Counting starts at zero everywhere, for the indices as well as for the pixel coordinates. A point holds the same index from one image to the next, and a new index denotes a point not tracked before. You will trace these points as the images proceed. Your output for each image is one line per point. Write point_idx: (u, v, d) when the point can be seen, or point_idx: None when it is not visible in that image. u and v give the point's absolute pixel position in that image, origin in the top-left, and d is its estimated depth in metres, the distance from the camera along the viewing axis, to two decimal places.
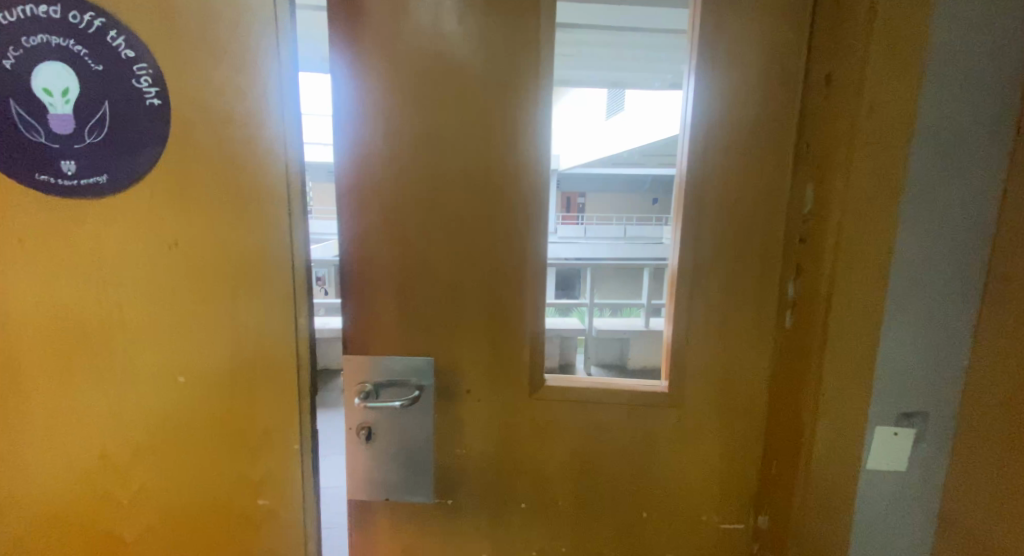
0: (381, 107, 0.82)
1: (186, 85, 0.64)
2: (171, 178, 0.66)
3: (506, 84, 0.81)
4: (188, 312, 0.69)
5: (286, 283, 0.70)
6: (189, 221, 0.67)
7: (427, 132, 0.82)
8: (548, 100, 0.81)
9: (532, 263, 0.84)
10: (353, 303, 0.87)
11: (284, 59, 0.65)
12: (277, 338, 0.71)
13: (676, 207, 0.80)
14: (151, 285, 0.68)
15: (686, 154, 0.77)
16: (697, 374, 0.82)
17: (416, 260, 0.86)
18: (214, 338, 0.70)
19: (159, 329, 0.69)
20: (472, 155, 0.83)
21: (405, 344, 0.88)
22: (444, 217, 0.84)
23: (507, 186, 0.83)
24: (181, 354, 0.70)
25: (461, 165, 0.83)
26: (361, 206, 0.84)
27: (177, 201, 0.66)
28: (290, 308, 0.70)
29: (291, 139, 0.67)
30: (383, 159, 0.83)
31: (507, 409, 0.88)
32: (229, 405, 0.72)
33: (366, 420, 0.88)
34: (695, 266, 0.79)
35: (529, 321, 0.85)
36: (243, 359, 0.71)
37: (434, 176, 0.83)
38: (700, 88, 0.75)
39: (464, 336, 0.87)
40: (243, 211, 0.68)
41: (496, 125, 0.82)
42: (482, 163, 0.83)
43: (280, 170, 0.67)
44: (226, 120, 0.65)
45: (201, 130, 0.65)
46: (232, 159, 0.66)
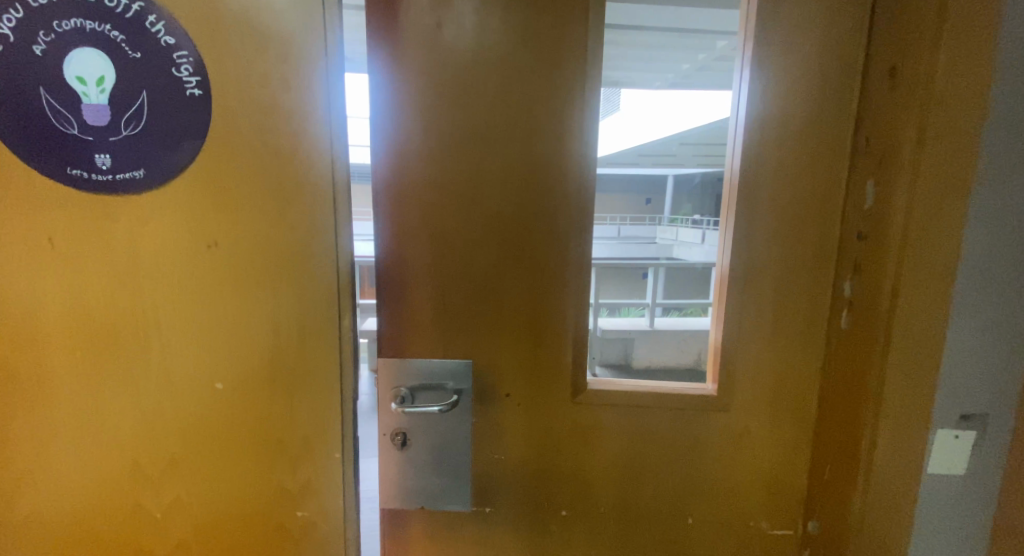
0: (421, 101, 0.79)
1: (229, 75, 0.61)
2: (212, 174, 0.62)
3: (552, 78, 0.78)
4: (227, 314, 0.66)
5: (331, 285, 0.67)
6: (230, 220, 0.64)
7: (469, 128, 0.79)
8: (594, 94, 0.79)
9: (577, 263, 0.82)
10: (389, 303, 0.84)
11: (332, 50, 0.62)
12: (320, 343, 0.68)
13: (725, 206, 0.78)
14: (188, 286, 0.64)
15: (738, 151, 0.75)
16: (745, 376, 0.81)
17: (456, 260, 0.83)
18: (254, 342, 0.67)
19: (197, 333, 0.65)
20: (515, 151, 0.80)
21: (443, 347, 0.85)
22: (485, 216, 0.81)
23: (551, 184, 0.80)
24: (220, 359, 0.66)
25: (503, 161, 0.80)
26: (398, 203, 0.81)
27: (219, 199, 0.63)
28: (334, 310, 0.67)
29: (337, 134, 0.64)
30: (423, 154, 0.80)
31: (549, 415, 0.85)
32: (269, 412, 0.68)
33: (400, 426, 0.85)
34: (745, 265, 0.77)
35: (572, 323, 0.83)
36: (284, 363, 0.68)
37: (475, 174, 0.80)
38: (755, 83, 0.73)
39: (505, 339, 0.84)
40: (287, 209, 0.64)
41: (540, 121, 0.79)
42: (526, 160, 0.80)
43: (327, 166, 0.64)
44: (272, 112, 0.62)
45: (243, 122, 0.62)
46: (277, 154, 0.63)
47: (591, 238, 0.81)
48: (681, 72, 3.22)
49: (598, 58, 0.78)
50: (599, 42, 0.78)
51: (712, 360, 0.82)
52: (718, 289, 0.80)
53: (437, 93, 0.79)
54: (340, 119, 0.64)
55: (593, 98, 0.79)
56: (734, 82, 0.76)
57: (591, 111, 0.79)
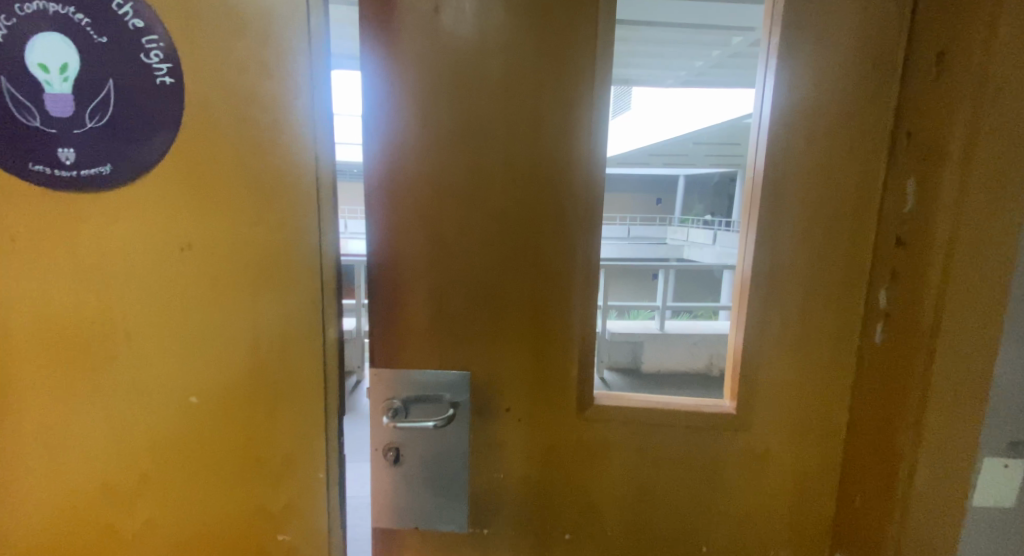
0: (417, 92, 0.73)
1: (204, 62, 0.56)
2: (184, 171, 0.57)
3: (559, 68, 0.72)
4: (203, 322, 0.61)
5: (315, 291, 0.61)
6: (204, 221, 0.59)
7: (468, 122, 0.74)
8: (605, 85, 0.73)
9: (585, 269, 0.76)
10: (383, 308, 0.79)
11: (317, 34, 0.57)
12: (304, 354, 0.63)
13: (747, 208, 0.72)
14: (161, 292, 0.59)
15: (763, 147, 0.68)
16: (767, 393, 0.74)
17: (454, 263, 0.77)
18: (232, 353, 0.62)
19: (170, 342, 0.60)
20: (518, 147, 0.74)
21: (440, 357, 0.80)
22: (486, 217, 0.75)
23: (557, 183, 0.74)
24: (196, 371, 0.61)
25: (505, 158, 0.74)
26: (393, 202, 0.76)
27: (192, 197, 0.58)
28: (318, 318, 0.62)
29: (323, 127, 0.58)
30: (419, 150, 0.74)
31: (552, 431, 0.80)
32: (248, 429, 0.63)
33: (393, 440, 0.80)
34: (769, 272, 0.71)
35: (579, 333, 0.77)
36: (266, 377, 0.63)
37: (476, 172, 0.75)
38: (783, 72, 0.66)
39: (507, 349, 0.78)
40: (268, 209, 0.59)
41: (546, 114, 0.73)
42: (530, 156, 0.74)
43: (311, 162, 0.59)
44: (251, 103, 0.57)
45: (220, 113, 0.57)
46: (256, 148, 0.58)
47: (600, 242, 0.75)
48: (695, 68, 3.15)
49: (609, 47, 0.72)
50: (611, 28, 0.72)
51: (731, 374, 0.76)
52: (738, 298, 0.74)
53: (435, 84, 0.73)
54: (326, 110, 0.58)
55: (604, 90, 0.73)
56: (759, 71, 0.69)
57: (601, 104, 0.72)
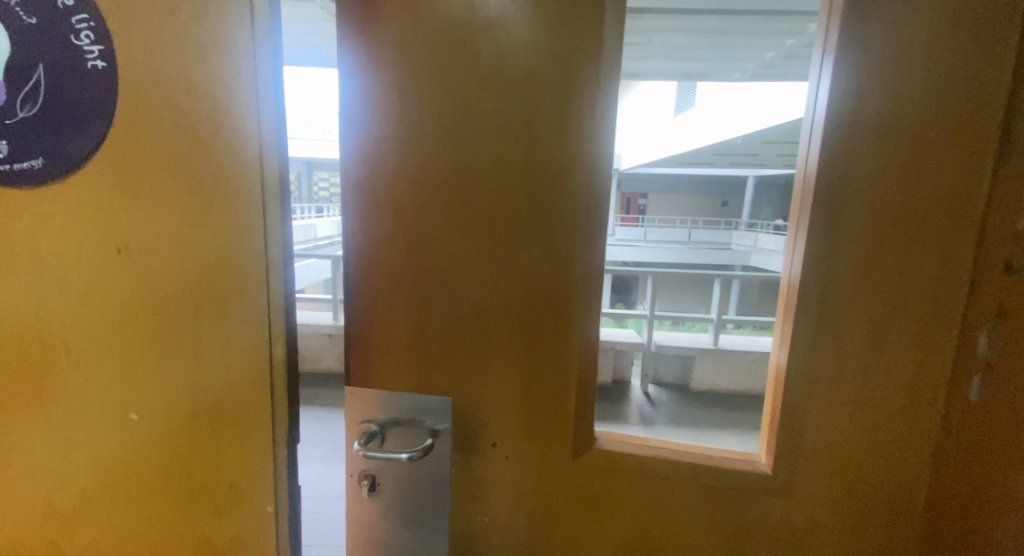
0: (395, 78, 0.64)
1: (138, 44, 0.50)
2: (119, 166, 0.52)
3: (558, 47, 0.61)
4: (145, 330, 0.56)
5: (263, 304, 0.56)
6: (140, 221, 0.53)
7: (452, 112, 0.63)
8: (611, 71, 0.61)
9: (586, 289, 0.64)
10: (359, 321, 0.70)
11: (264, 22, 0.51)
12: (250, 372, 0.56)
13: (795, 216, 0.57)
14: (99, 297, 0.55)
15: (817, 141, 0.53)
16: (815, 453, 0.58)
17: (438, 274, 0.67)
18: (175, 366, 0.56)
19: (112, 351, 0.56)
20: (509, 141, 0.63)
21: (421, 379, 0.70)
22: (473, 222, 0.65)
23: (555, 185, 0.62)
24: (138, 383, 0.57)
25: (494, 154, 0.63)
26: (371, 203, 0.67)
27: (125, 196, 0.53)
28: (264, 333, 0.56)
29: (269, 122, 0.53)
30: (398, 145, 0.65)
31: (545, 474, 0.68)
32: (191, 449, 0.58)
33: (368, 467, 0.72)
34: (821, 300, 0.55)
35: (576, 362, 0.65)
36: (208, 395, 0.57)
37: (460, 170, 0.64)
38: (849, 40, 0.50)
39: (494, 376, 0.68)
40: (211, 210, 0.53)
41: (542, 103, 0.61)
42: (522, 152, 0.62)
43: (255, 161, 0.53)
44: (185, 90, 0.51)
45: (153, 101, 0.51)
46: (193, 141, 0.52)
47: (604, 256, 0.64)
48: (764, 60, 2.88)
49: (619, 25, 0.61)
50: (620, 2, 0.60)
51: (768, 421, 0.61)
52: (781, 321, 0.59)
53: (415, 67, 0.63)
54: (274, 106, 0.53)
55: (612, 78, 0.61)
56: (818, 47, 0.54)
57: (607, 92, 0.61)
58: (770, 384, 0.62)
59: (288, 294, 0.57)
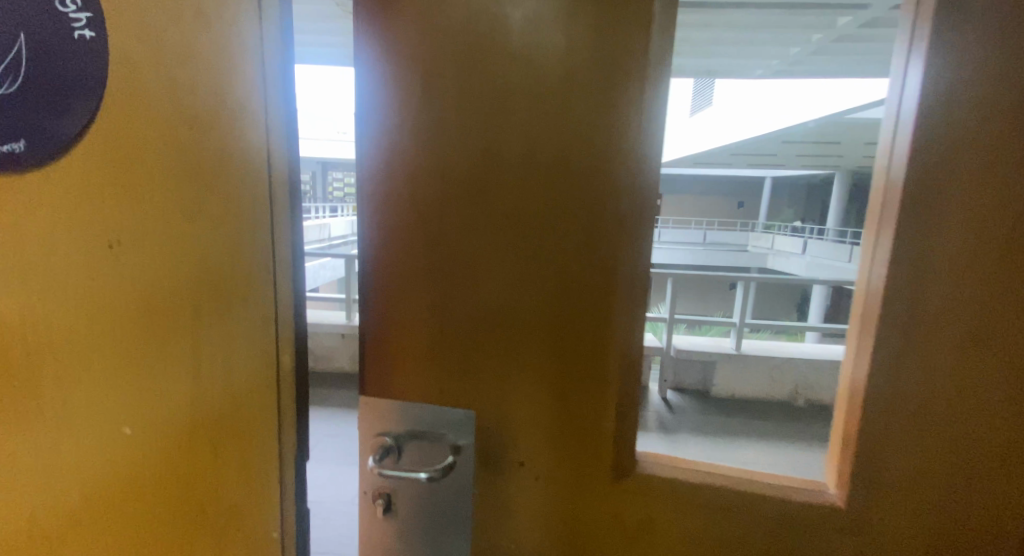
0: (416, 62, 0.57)
1: (134, 22, 0.47)
2: (113, 155, 0.48)
3: (600, 25, 0.53)
4: (139, 334, 0.51)
5: (270, 311, 0.52)
6: (136, 216, 0.49)
7: (479, 99, 0.57)
8: (660, 53, 0.54)
9: (628, 297, 0.57)
10: (374, 328, 0.64)
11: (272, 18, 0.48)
12: (259, 385, 0.52)
13: (874, 216, 0.50)
14: (92, 296, 0.50)
15: (906, 134, 0.46)
16: (896, 488, 0.50)
17: (461, 276, 0.61)
18: (171, 373, 0.52)
19: (101, 358, 0.51)
20: (542, 131, 0.56)
21: (442, 392, 0.64)
22: (499, 216, 0.58)
23: (594, 179, 0.55)
24: (128, 393, 0.52)
25: (525, 146, 0.56)
26: (388, 198, 0.61)
27: (120, 188, 0.49)
28: (274, 341, 0.52)
29: (278, 121, 0.50)
30: (418, 136, 0.59)
31: (579, 499, 0.61)
32: (186, 468, 0.52)
33: (383, 486, 0.66)
34: (909, 311, 0.47)
35: (617, 377, 0.58)
36: (208, 408, 0.52)
37: (487, 163, 0.58)
38: (947, 13, 0.44)
39: (524, 392, 0.61)
40: (211, 205, 0.49)
41: (581, 88, 0.54)
42: (557, 143, 0.56)
43: (262, 162, 0.49)
44: (187, 76, 0.47)
45: (153, 85, 0.47)
46: (194, 129, 0.48)
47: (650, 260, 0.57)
48: (790, 56, 2.78)
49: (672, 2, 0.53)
50: None
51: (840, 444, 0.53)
52: (857, 329, 0.51)
53: (438, 49, 0.57)
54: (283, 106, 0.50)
55: (662, 61, 0.54)
56: (903, 34, 0.48)
57: (656, 78, 0.54)
58: (841, 400, 0.54)
59: (299, 302, 0.54)
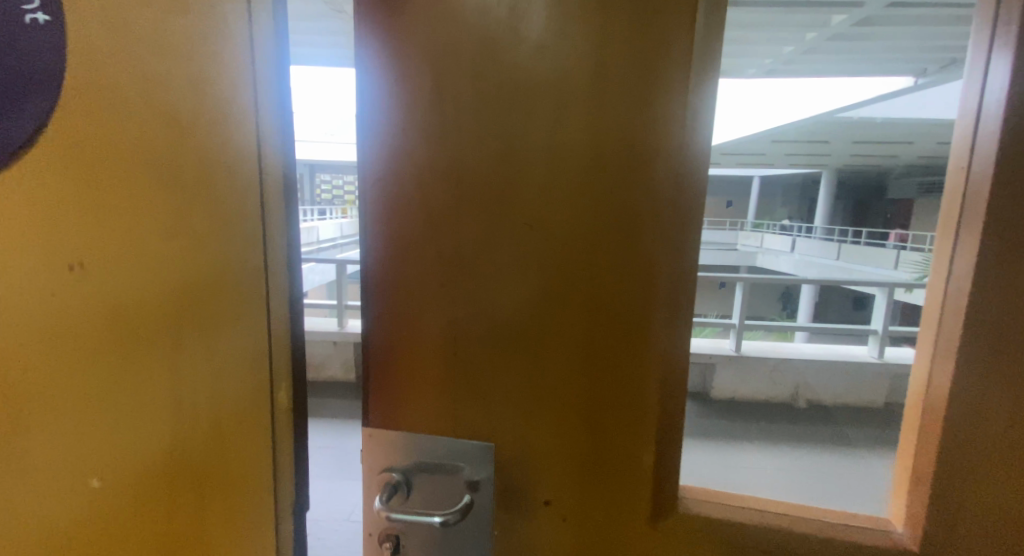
0: (429, 64, 0.51)
1: (105, 16, 0.42)
2: (80, 169, 0.43)
3: (639, 21, 0.48)
4: (105, 368, 0.45)
5: (262, 320, 0.52)
6: (105, 235, 0.44)
7: (501, 104, 0.50)
8: (706, 51, 0.48)
9: (668, 313, 0.52)
10: (381, 351, 0.58)
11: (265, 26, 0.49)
12: (248, 398, 0.52)
13: (950, 224, 0.45)
14: (49, 330, 0.43)
15: (990, 136, 0.42)
16: (976, 526, 0.46)
17: (478, 294, 0.54)
18: (149, 404, 0.47)
19: (63, 399, 0.44)
20: (573, 138, 0.50)
21: (457, 423, 0.57)
22: (521, 225, 0.52)
23: (632, 190, 0.49)
24: (94, 439, 0.45)
25: (553, 156, 0.50)
26: (397, 206, 0.54)
27: (87, 205, 0.43)
28: (260, 345, 0.52)
29: (271, 128, 0.51)
30: (432, 145, 0.52)
31: (614, 541, 0.55)
32: (168, 504, 0.49)
33: (391, 527, 0.59)
34: (994, 332, 0.43)
35: (656, 406, 0.52)
36: (193, 433, 0.49)
37: (510, 173, 0.51)
38: None
39: (550, 423, 0.54)
40: (198, 215, 0.47)
41: (617, 91, 0.48)
42: (590, 153, 0.50)
43: (252, 166, 0.50)
44: (165, 75, 0.44)
45: (125, 83, 0.43)
46: (172, 129, 0.45)
47: (693, 273, 0.52)
48: (787, 56, 2.76)
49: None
50: None
51: (909, 463, 0.49)
52: (933, 342, 0.46)
53: (452, 40, 0.50)
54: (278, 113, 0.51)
55: (706, 49, 0.48)
56: (983, 23, 0.43)
57: (701, 70, 0.48)
58: (910, 422, 0.49)
59: (290, 303, 0.55)
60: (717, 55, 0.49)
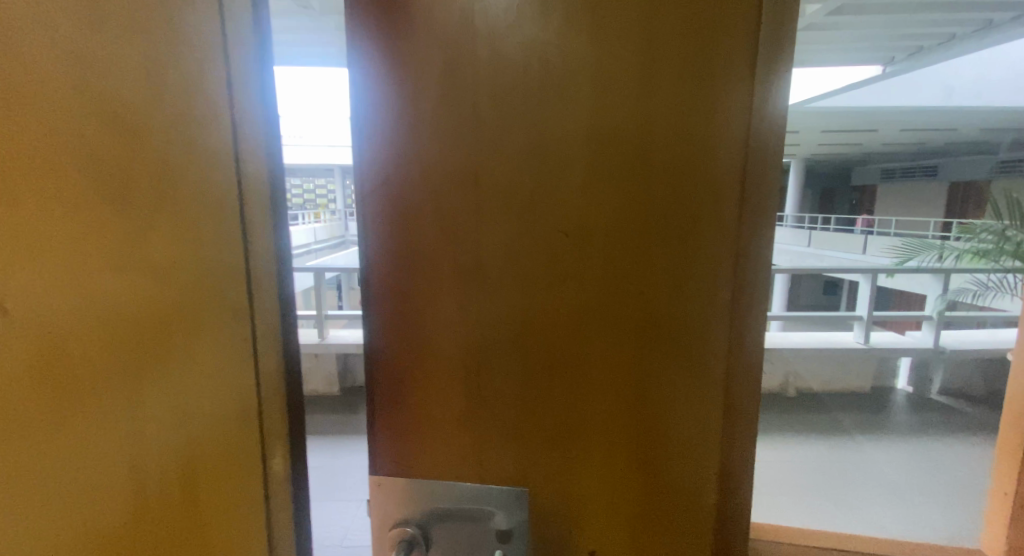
0: (444, 69, 0.43)
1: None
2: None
3: (695, 19, 0.41)
4: (28, 439, 0.34)
5: (249, 363, 0.42)
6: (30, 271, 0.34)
7: (534, 112, 0.43)
8: (773, 50, 0.42)
9: (731, 331, 0.46)
10: (388, 389, 0.49)
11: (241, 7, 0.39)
12: (232, 463, 0.42)
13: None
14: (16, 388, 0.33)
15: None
16: None
17: (506, 323, 0.47)
18: (87, 477, 0.36)
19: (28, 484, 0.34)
20: (619, 147, 0.43)
21: (485, 467, 0.50)
22: (556, 233, 0.45)
23: (689, 202, 0.44)
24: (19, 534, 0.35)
25: (596, 169, 0.44)
26: (407, 218, 0.46)
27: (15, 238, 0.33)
28: (251, 401, 0.42)
29: (254, 128, 0.40)
30: (448, 158, 0.45)
31: None
32: None
33: None
34: None
35: (719, 437, 0.48)
36: (172, 515, 0.40)
37: (545, 187, 0.44)
38: None
39: (597, 463, 0.49)
40: (157, 250, 0.37)
41: (670, 99, 0.42)
42: (641, 162, 0.43)
43: (230, 172, 0.40)
44: (110, 79, 0.34)
45: (61, 88, 0.33)
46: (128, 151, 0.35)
47: (763, 291, 0.46)
48: None
49: None
50: None
51: None
52: None
53: (472, 16, 0.42)
54: (263, 111, 0.41)
55: (777, 28, 0.42)
56: None
57: (769, 51, 0.42)
58: None
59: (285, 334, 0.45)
60: (789, 35, 0.42)
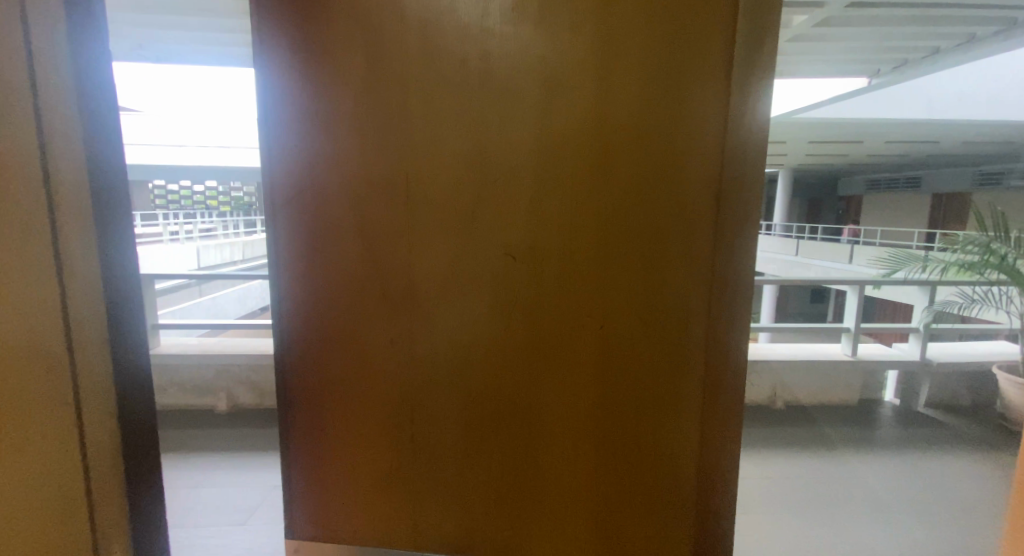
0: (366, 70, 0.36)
1: None
2: None
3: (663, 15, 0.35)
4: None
5: (73, 392, 0.39)
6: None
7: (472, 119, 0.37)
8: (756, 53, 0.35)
9: (708, 376, 0.39)
10: (306, 441, 0.42)
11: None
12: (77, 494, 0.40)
13: None
14: None
15: None
16: None
17: (444, 364, 0.40)
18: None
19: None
20: (576, 160, 0.36)
21: (421, 530, 0.43)
22: (503, 259, 0.38)
23: (657, 226, 0.37)
24: None
25: (546, 185, 0.37)
26: (327, 239, 0.39)
27: None
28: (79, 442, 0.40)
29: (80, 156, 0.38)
30: (372, 171, 0.38)
31: None
32: None
33: None
34: None
35: (694, 497, 0.41)
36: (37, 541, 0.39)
37: (487, 206, 0.38)
38: None
39: (552, 525, 0.42)
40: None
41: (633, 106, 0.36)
42: (600, 178, 0.37)
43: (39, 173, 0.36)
44: None
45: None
46: None
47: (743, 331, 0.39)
48: None
49: None
50: None
51: None
52: None
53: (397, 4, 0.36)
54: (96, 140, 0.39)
55: (758, 24, 0.35)
56: None
57: (749, 53, 0.35)
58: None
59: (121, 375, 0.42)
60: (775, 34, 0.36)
